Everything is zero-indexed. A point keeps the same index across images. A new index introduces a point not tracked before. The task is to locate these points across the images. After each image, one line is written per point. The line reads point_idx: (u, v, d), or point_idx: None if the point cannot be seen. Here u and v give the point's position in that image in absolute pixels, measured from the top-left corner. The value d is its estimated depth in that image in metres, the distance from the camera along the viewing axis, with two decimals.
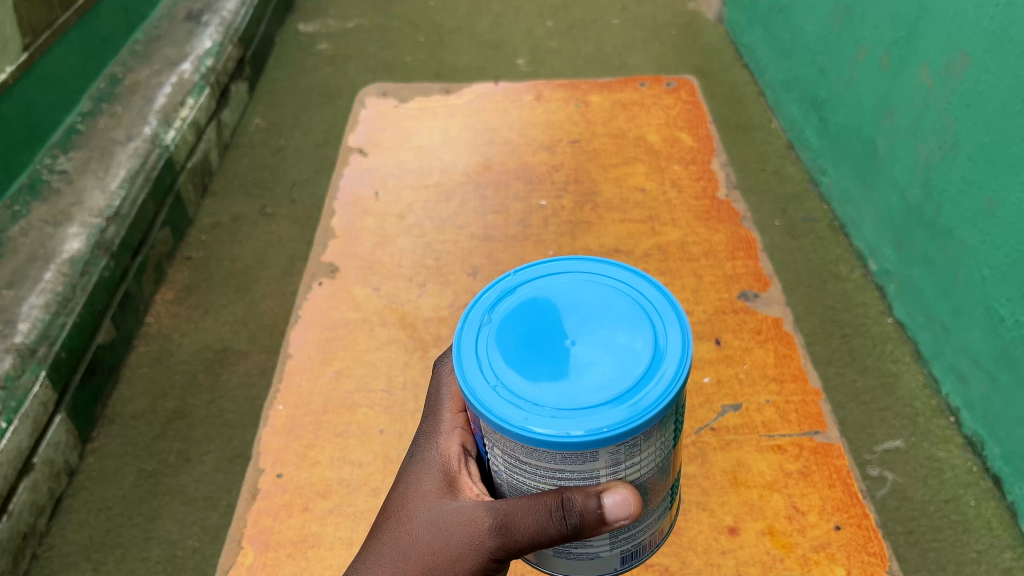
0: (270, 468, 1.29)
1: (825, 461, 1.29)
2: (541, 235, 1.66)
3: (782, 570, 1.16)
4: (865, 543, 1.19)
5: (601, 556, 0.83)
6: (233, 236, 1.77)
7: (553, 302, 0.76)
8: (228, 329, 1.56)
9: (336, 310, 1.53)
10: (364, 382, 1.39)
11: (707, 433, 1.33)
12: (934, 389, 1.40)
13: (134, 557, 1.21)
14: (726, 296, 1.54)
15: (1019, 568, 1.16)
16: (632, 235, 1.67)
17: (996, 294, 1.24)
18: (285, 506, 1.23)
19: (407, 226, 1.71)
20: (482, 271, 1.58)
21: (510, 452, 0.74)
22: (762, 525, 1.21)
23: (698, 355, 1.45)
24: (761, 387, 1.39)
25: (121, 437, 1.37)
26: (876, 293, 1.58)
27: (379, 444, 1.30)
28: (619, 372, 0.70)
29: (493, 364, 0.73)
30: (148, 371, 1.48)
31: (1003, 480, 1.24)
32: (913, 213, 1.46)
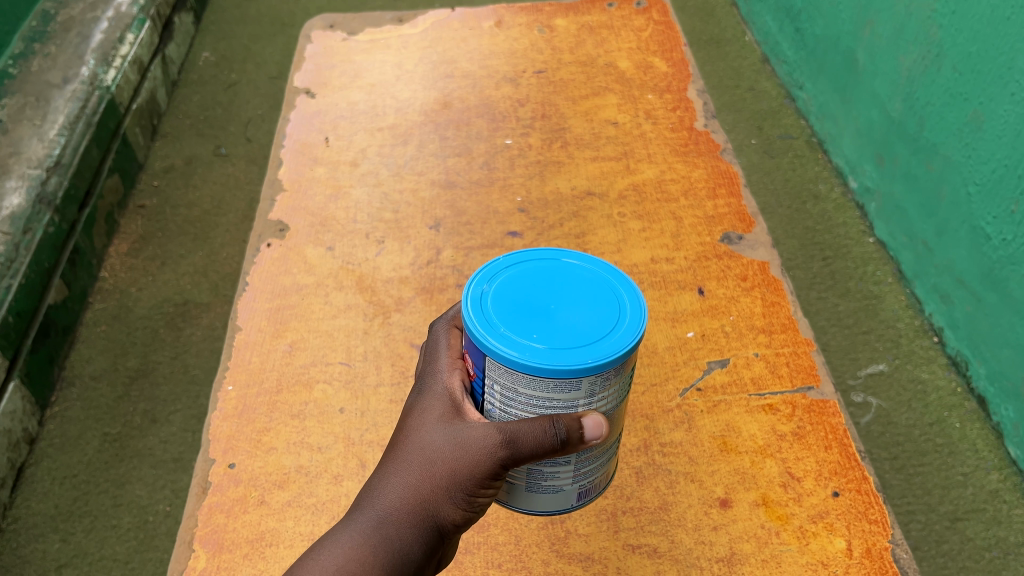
0: (220, 458, 1.17)
1: (819, 420, 1.18)
2: (508, 179, 1.58)
3: (780, 547, 1.04)
4: (867, 512, 1.08)
5: (563, 490, 0.82)
6: (187, 180, 1.69)
7: (537, 263, 0.76)
8: (188, 280, 1.49)
9: (287, 274, 1.42)
10: (320, 355, 1.29)
11: (693, 395, 1.22)
12: (917, 310, 1.37)
13: (103, 524, 1.16)
14: (707, 238, 1.46)
15: (1006, 489, 1.15)
16: (606, 175, 1.58)
17: (982, 212, 1.20)
18: (239, 501, 1.12)
19: (361, 174, 1.61)
20: (446, 224, 1.49)
21: (510, 387, 0.72)
22: (756, 496, 1.10)
23: (680, 308, 1.34)
24: (749, 339, 1.29)
25: (82, 400, 1.31)
26: (856, 213, 1.53)
27: (339, 425, 1.20)
28: (607, 315, 0.72)
29: (491, 313, 0.72)
30: (106, 330, 1.41)
31: (988, 401, 1.22)
32: (894, 127, 1.40)
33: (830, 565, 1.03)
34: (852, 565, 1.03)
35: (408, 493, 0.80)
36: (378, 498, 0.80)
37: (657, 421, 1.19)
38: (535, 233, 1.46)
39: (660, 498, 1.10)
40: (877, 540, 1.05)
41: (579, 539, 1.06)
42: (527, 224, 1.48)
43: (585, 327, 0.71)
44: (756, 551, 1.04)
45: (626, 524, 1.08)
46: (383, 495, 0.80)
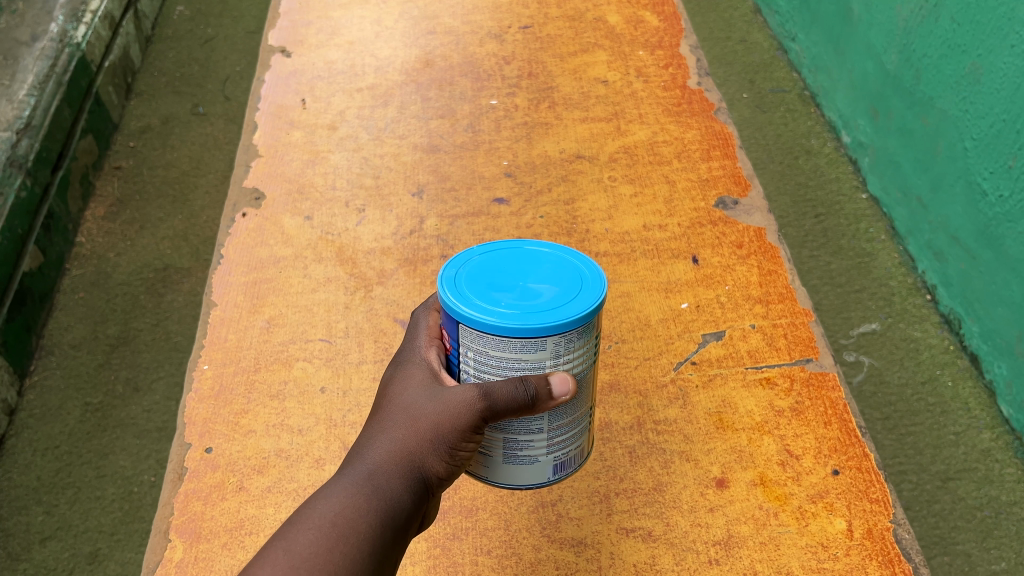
0: (197, 442, 1.02)
1: (818, 394, 1.06)
2: (493, 141, 1.47)
3: (777, 528, 0.92)
4: (867, 491, 0.95)
5: (538, 461, 0.76)
6: (165, 141, 1.64)
7: (499, 244, 0.74)
8: (168, 245, 1.45)
9: (264, 245, 1.27)
10: (300, 332, 1.14)
11: (687, 369, 1.09)
12: (910, 267, 1.35)
13: (87, 496, 1.14)
14: (701, 202, 1.33)
15: (998, 448, 1.14)
16: (596, 137, 1.47)
17: (978, 167, 1.17)
18: (217, 488, 0.97)
19: (341, 139, 1.49)
20: (430, 190, 1.36)
21: (482, 353, 0.69)
22: (753, 475, 0.97)
23: (673, 278, 1.21)
24: (745, 310, 1.16)
25: (62, 369, 1.28)
26: (849, 168, 1.51)
27: (320, 406, 1.04)
28: (571, 283, 0.70)
29: (461, 288, 0.69)
30: (85, 297, 1.38)
31: (981, 358, 1.20)
32: (890, 80, 1.37)
33: (830, 547, 0.90)
34: (852, 546, 0.90)
35: (396, 449, 0.71)
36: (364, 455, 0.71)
37: (650, 397, 1.06)
38: (523, 201, 1.33)
39: (654, 478, 0.97)
40: (878, 519, 0.92)
41: (571, 523, 0.94)
42: (515, 190, 1.36)
43: (550, 294, 0.68)
44: (753, 534, 0.91)
45: (619, 506, 0.95)
46: (369, 453, 0.70)
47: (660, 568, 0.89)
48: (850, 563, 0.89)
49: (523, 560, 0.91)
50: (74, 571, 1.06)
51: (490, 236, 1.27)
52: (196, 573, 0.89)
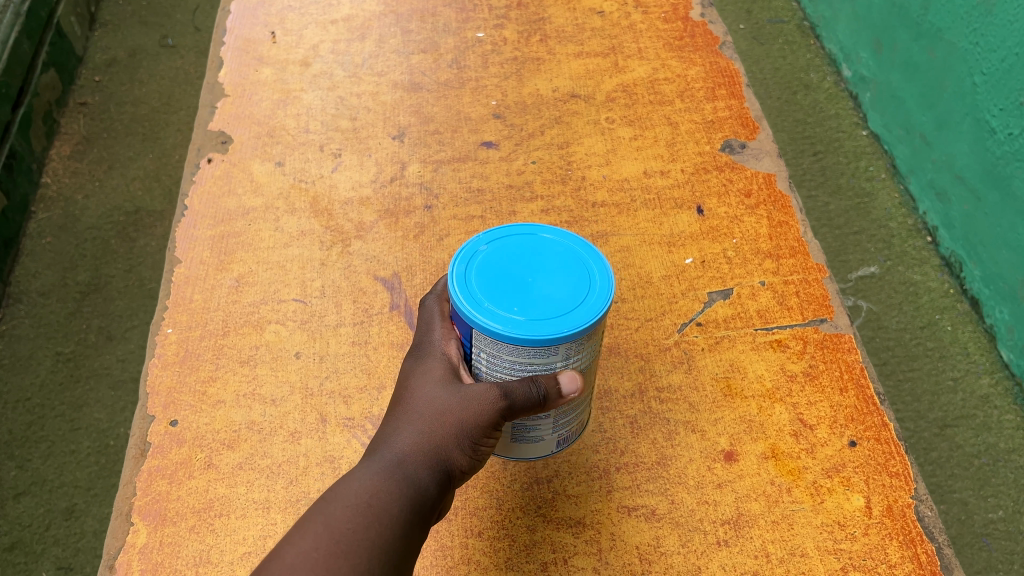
0: (160, 414, 0.87)
1: (834, 357, 0.91)
2: (480, 79, 1.23)
3: (791, 506, 0.79)
4: (886, 462, 0.82)
5: (544, 438, 0.75)
6: (133, 75, 1.56)
7: (506, 233, 0.69)
8: (139, 186, 1.39)
9: (231, 194, 1.07)
10: (272, 291, 0.97)
11: (692, 330, 0.93)
12: (910, 208, 1.31)
13: (62, 450, 1.10)
14: (706, 146, 1.12)
15: (997, 395, 1.11)
16: (590, 76, 1.23)
17: (988, 104, 1.12)
18: (184, 464, 0.83)
19: (313, 77, 1.23)
20: (413, 133, 1.15)
21: (495, 355, 0.65)
22: (763, 448, 0.83)
23: (677, 231, 1.02)
24: (754, 265, 0.99)
25: (31, 317, 1.23)
26: (848, 103, 1.45)
27: (296, 373, 0.89)
28: (581, 280, 0.65)
29: (472, 288, 0.64)
30: (53, 241, 1.32)
31: (981, 303, 1.17)
32: (896, 10, 1.30)
33: (847, 527, 0.78)
34: (871, 526, 0.78)
35: (420, 441, 0.67)
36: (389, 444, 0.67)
37: (652, 362, 0.90)
38: (513, 145, 1.13)
39: (657, 452, 0.83)
40: (898, 495, 0.80)
41: (568, 501, 0.80)
42: (503, 133, 1.14)
43: (561, 294, 0.64)
44: (764, 512, 0.79)
45: (620, 483, 0.81)
46: (394, 443, 0.67)
47: (666, 552, 0.76)
48: (869, 544, 0.77)
49: (517, 543, 0.77)
50: (51, 528, 1.04)
51: (479, 186, 1.07)
52: (161, 560, 0.77)
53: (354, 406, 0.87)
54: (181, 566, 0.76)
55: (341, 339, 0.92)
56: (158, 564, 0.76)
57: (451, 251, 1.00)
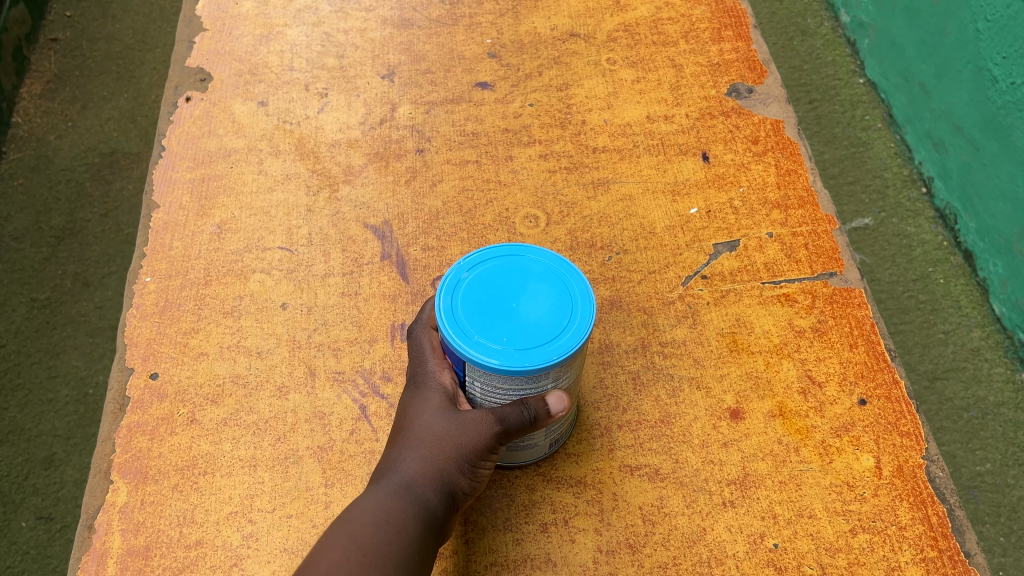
0: (140, 366, 0.85)
1: (843, 313, 0.89)
2: (474, 16, 1.16)
3: (799, 465, 0.78)
4: (896, 421, 0.81)
5: (536, 444, 0.73)
6: (105, 10, 1.49)
7: (487, 254, 0.65)
8: (114, 127, 1.34)
9: (212, 135, 1.03)
10: (255, 239, 0.94)
11: (697, 284, 0.90)
12: (906, 158, 1.28)
13: (40, 398, 1.07)
14: (711, 89, 1.07)
15: (987, 347, 1.10)
16: (591, 13, 1.16)
17: (990, 52, 1.09)
18: (165, 420, 0.81)
19: (296, 11, 1.17)
20: (403, 73, 1.09)
21: (488, 383, 0.63)
22: (770, 405, 0.82)
23: (681, 178, 0.99)
24: (761, 216, 0.96)
25: (4, 262, 1.19)
26: (846, 50, 1.42)
27: (282, 325, 0.87)
28: (567, 299, 0.63)
29: (460, 322, 0.61)
30: (25, 183, 1.27)
31: (975, 256, 1.15)
32: None
33: (857, 488, 0.77)
34: (881, 486, 0.78)
35: (423, 467, 0.65)
36: (393, 468, 0.66)
37: (655, 316, 0.88)
38: (510, 85, 1.08)
39: (660, 409, 0.82)
40: (909, 455, 0.79)
41: (569, 460, 0.79)
42: (499, 73, 1.09)
43: (548, 316, 0.62)
44: (772, 472, 0.78)
45: (621, 441, 0.80)
46: (398, 468, 0.66)
47: (669, 513, 0.76)
48: (878, 505, 0.76)
49: (516, 503, 0.77)
50: (30, 477, 1.02)
51: (473, 130, 1.03)
52: (144, 520, 0.76)
53: (344, 359, 0.85)
54: (164, 527, 0.75)
55: (330, 291, 0.90)
56: (140, 524, 0.75)
57: (444, 199, 0.97)
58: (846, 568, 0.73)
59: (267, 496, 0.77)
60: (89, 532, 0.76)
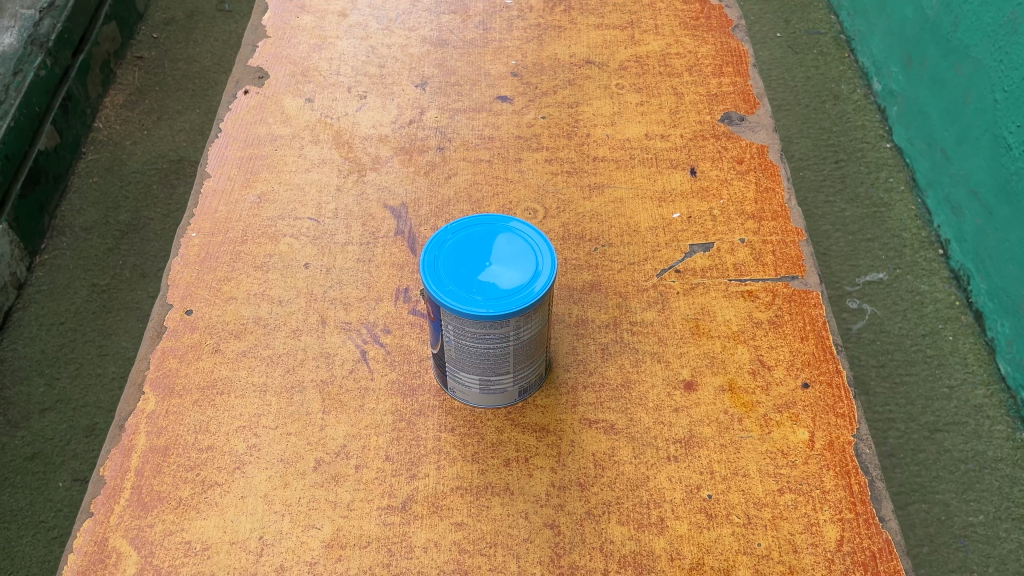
0: (178, 302, 0.81)
1: (799, 311, 0.81)
2: (505, 42, 1.11)
3: (740, 433, 0.72)
4: (833, 405, 0.74)
5: (509, 393, 0.72)
6: (188, 35, 1.63)
7: (470, 219, 0.66)
8: (184, 138, 1.47)
9: (263, 122, 1.00)
10: (289, 209, 0.90)
11: (670, 277, 0.84)
12: (926, 221, 1.33)
13: (89, 372, 1.17)
14: (706, 116, 1.01)
15: (990, 405, 1.13)
16: (606, 45, 1.11)
17: (1006, 121, 1.13)
18: (194, 347, 0.78)
19: (348, 27, 1.13)
20: (435, 83, 1.05)
21: (459, 330, 0.63)
22: (721, 381, 0.76)
23: (668, 187, 0.93)
24: (736, 224, 0.89)
25: (72, 250, 1.30)
26: (876, 116, 1.48)
27: (303, 280, 0.83)
28: (536, 258, 0.64)
29: (437, 274, 0.62)
30: (99, 181, 1.39)
31: (985, 316, 1.18)
32: (928, 26, 1.32)
33: (789, 455, 0.71)
34: (812, 457, 0.71)
35: None
36: None
37: (629, 299, 0.82)
38: (527, 100, 1.03)
39: (623, 374, 0.76)
40: (841, 432, 0.72)
41: (536, 410, 0.74)
42: (518, 89, 1.04)
43: (515, 276, 0.63)
44: (714, 436, 0.72)
45: (585, 398, 0.74)
46: None
47: (619, 461, 0.71)
48: (807, 474, 0.70)
49: (485, 440, 0.72)
50: (71, 442, 1.10)
51: (490, 134, 0.99)
52: (166, 426, 0.72)
53: (353, 311, 0.81)
54: (183, 431, 0.72)
55: (347, 256, 0.86)
56: (164, 431, 0.72)
57: (458, 190, 0.92)
58: (769, 525, 0.67)
59: (273, 415, 0.73)
60: (118, 431, 0.72)
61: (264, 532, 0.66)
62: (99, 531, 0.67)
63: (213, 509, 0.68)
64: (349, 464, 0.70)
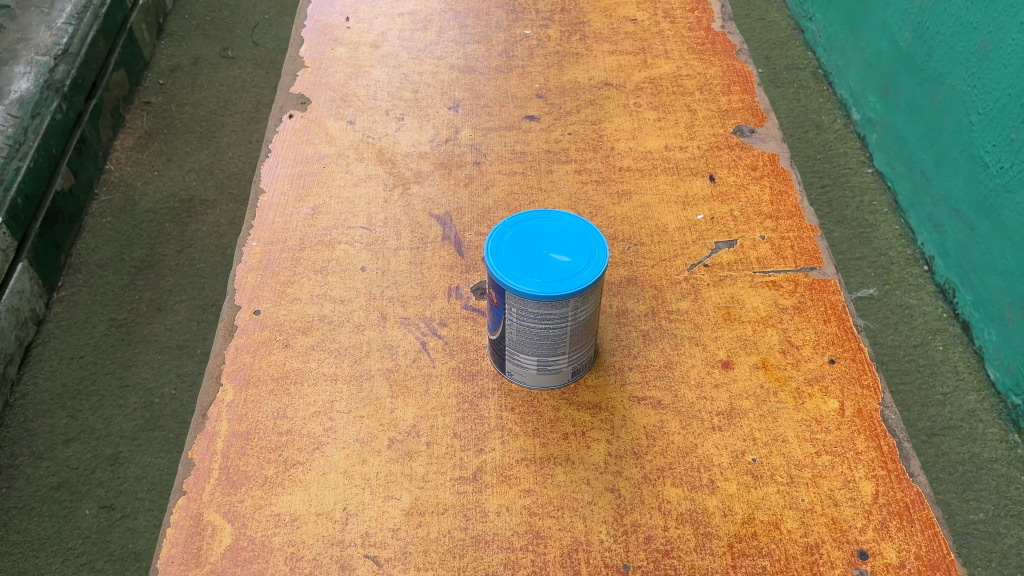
0: (246, 304, 0.98)
1: (820, 297, 0.99)
2: (526, 67, 1.31)
3: (776, 403, 0.89)
4: (858, 376, 0.91)
5: (561, 369, 0.86)
6: (194, 80, 1.69)
7: (525, 216, 0.81)
8: (194, 177, 1.51)
9: (309, 144, 1.17)
10: (342, 220, 1.08)
11: (699, 270, 1.02)
12: (910, 239, 1.39)
13: (111, 403, 1.19)
14: (719, 129, 1.21)
15: (983, 410, 1.18)
16: (622, 69, 1.30)
17: (982, 142, 1.21)
18: (264, 344, 0.95)
19: (380, 57, 1.32)
20: (467, 105, 1.24)
21: (522, 310, 0.77)
22: (755, 359, 0.93)
23: (691, 193, 1.11)
24: (755, 223, 1.08)
25: (88, 286, 1.33)
26: (857, 144, 1.56)
27: (360, 281, 1.01)
28: (587, 247, 0.78)
29: (502, 261, 0.76)
30: (112, 221, 1.43)
31: (972, 326, 1.24)
32: (902, 58, 1.40)
33: (823, 422, 0.87)
34: (844, 423, 0.88)
35: None
36: None
37: (664, 291, 1.00)
38: (553, 118, 1.22)
39: (665, 357, 0.93)
40: (867, 401, 0.89)
41: (587, 389, 0.90)
42: (545, 109, 1.24)
43: (569, 260, 0.76)
44: (753, 408, 0.89)
45: (631, 378, 0.91)
46: None
47: (668, 432, 0.87)
48: (840, 437, 0.86)
49: (544, 417, 0.88)
50: (97, 471, 1.12)
51: (521, 149, 1.17)
52: (246, 412, 0.89)
53: (410, 308, 0.98)
54: (262, 416, 0.88)
55: (400, 260, 1.03)
56: (244, 416, 0.88)
57: (496, 199, 1.10)
58: (809, 481, 0.83)
59: (345, 401, 0.90)
60: (203, 418, 0.88)
61: (347, 502, 0.82)
62: (193, 507, 0.82)
63: (298, 485, 0.83)
64: (418, 441, 0.86)
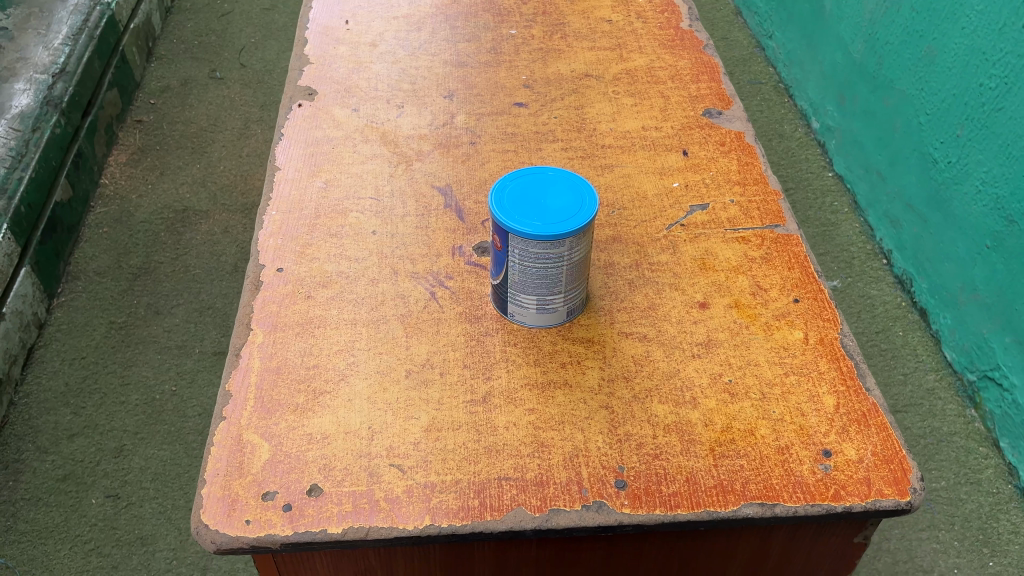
0: (269, 263, 0.87)
1: (784, 249, 0.90)
2: (514, 62, 1.21)
3: (749, 335, 0.79)
4: (820, 312, 0.82)
5: (560, 310, 0.78)
6: (184, 100, 1.75)
7: (521, 171, 0.76)
8: (187, 190, 1.56)
9: (316, 129, 1.07)
10: (354, 192, 0.97)
11: (676, 230, 0.92)
12: (869, 235, 1.48)
13: (113, 401, 1.23)
14: (689, 112, 1.11)
15: (942, 387, 1.26)
16: (601, 62, 1.21)
17: (930, 139, 1.30)
18: (289, 296, 0.84)
19: (380, 54, 1.22)
20: (461, 95, 1.14)
21: (522, 250, 0.71)
22: (726, 301, 0.83)
23: (664, 165, 1.02)
24: (724, 189, 0.98)
25: (87, 292, 1.37)
26: (818, 150, 1.65)
27: (373, 243, 0.90)
28: (578, 194, 0.73)
29: (500, 209, 0.71)
30: (109, 231, 1.48)
31: (928, 311, 1.33)
32: (857, 68, 1.50)
33: (790, 348, 0.78)
34: (809, 349, 0.78)
35: None
36: None
37: (645, 247, 0.90)
38: (540, 104, 1.13)
39: (648, 300, 0.83)
40: (827, 330, 0.80)
41: (580, 326, 0.80)
42: (532, 96, 1.14)
43: (564, 203, 0.72)
44: (728, 338, 0.79)
45: (619, 318, 0.81)
46: None
47: (653, 359, 0.77)
48: (809, 364, 0.76)
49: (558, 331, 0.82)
50: (102, 463, 1.16)
51: (513, 130, 1.07)
52: (276, 354, 0.77)
53: (420, 263, 0.87)
54: (291, 355, 0.77)
55: (408, 223, 0.93)
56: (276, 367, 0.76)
57: (493, 172, 1.00)
58: (779, 397, 0.74)
59: (365, 341, 0.79)
60: (236, 358, 0.77)
61: (375, 427, 0.71)
62: (233, 430, 0.71)
63: (327, 410, 0.73)
64: (433, 371, 0.76)
